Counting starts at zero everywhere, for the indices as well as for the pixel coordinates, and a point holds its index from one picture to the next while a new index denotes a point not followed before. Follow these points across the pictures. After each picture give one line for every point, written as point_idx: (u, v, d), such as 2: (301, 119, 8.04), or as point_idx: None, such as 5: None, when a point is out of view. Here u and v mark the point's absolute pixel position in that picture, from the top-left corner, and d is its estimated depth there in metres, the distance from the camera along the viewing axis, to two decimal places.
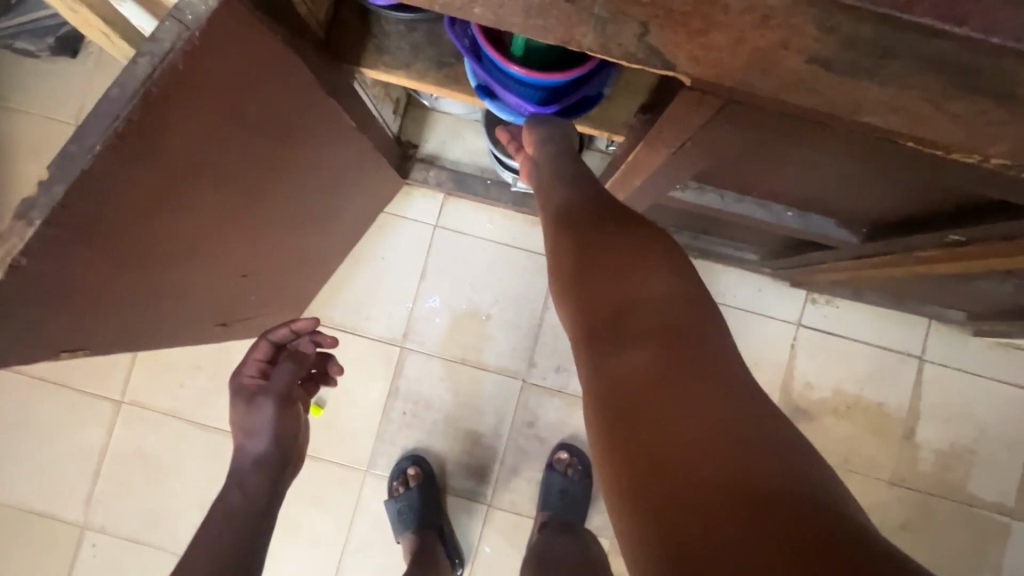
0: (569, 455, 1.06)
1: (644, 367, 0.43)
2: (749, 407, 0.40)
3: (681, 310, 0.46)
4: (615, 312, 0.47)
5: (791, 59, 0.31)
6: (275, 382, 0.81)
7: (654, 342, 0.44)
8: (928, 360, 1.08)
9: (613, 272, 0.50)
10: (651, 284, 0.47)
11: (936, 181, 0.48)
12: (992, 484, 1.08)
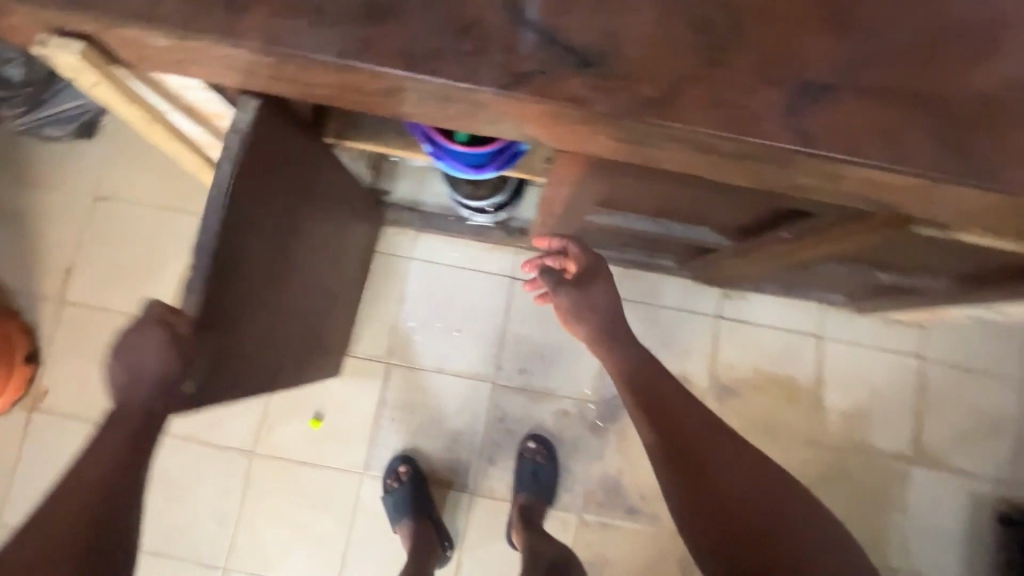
0: (536, 444, 1.24)
1: (715, 447, 0.73)
2: (760, 476, 0.71)
3: (714, 434, 0.73)
4: (703, 419, 0.77)
5: (604, 137, 0.51)
6: None
7: (721, 438, 0.74)
8: (825, 337, 1.31)
9: (672, 414, 0.75)
10: (697, 422, 0.74)
11: (744, 197, 0.70)
12: (890, 437, 1.29)
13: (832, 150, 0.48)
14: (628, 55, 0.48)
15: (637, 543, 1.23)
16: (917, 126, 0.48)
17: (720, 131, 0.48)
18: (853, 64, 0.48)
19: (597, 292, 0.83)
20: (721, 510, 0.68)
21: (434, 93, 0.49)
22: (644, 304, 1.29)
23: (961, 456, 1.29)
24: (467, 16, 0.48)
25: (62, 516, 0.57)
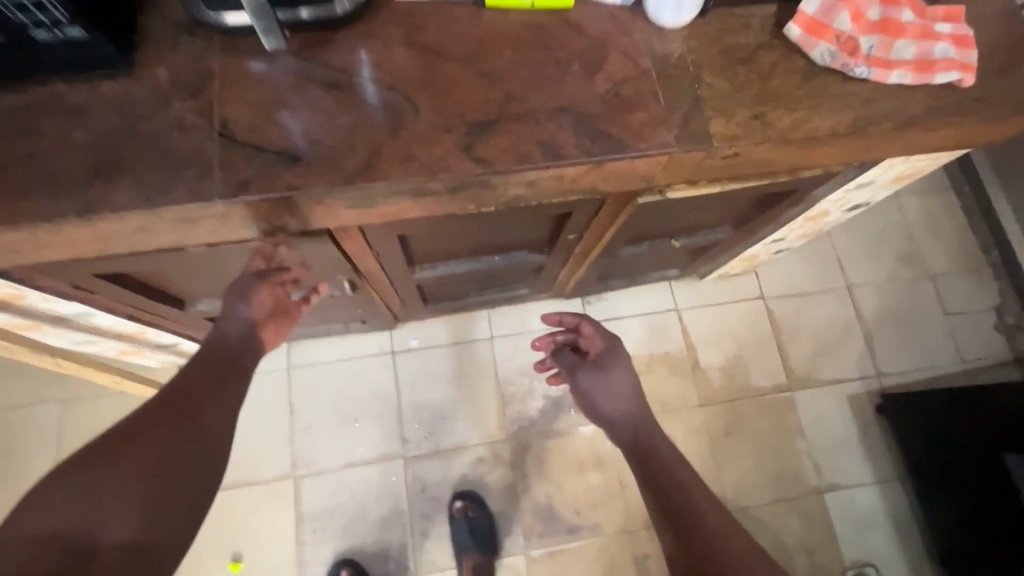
0: (463, 500, 1.25)
1: (726, 563, 0.62)
2: None
3: (733, 542, 0.64)
4: (705, 531, 0.65)
5: (338, 210, 0.62)
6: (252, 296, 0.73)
7: (735, 560, 0.62)
8: (680, 308, 1.46)
9: (684, 509, 0.68)
10: (721, 535, 0.65)
11: (509, 217, 0.83)
12: (766, 373, 1.44)
13: (508, 164, 0.61)
14: (328, 144, 0.60)
15: (590, 557, 1.26)
16: (563, 129, 0.63)
17: (419, 178, 0.60)
18: (501, 101, 0.63)
19: (618, 373, 0.86)
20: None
21: (178, 216, 0.57)
22: (517, 334, 1.39)
23: (828, 368, 1.45)
24: (187, 150, 0.58)
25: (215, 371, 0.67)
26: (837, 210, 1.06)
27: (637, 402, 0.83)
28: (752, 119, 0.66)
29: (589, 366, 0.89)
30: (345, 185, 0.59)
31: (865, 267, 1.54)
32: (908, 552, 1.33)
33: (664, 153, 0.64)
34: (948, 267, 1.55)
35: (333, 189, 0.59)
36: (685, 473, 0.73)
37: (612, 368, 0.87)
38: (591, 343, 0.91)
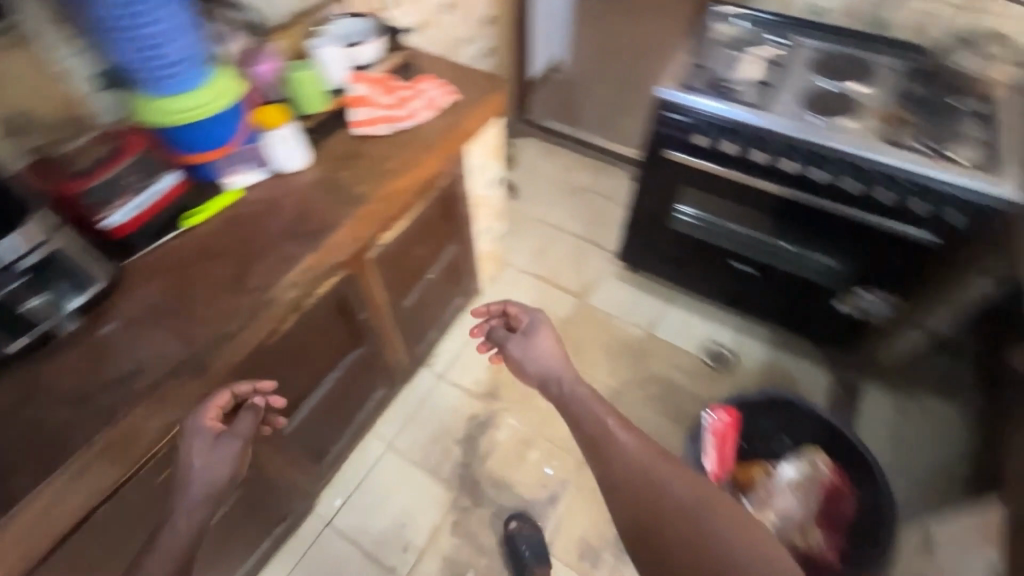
0: (517, 520, 1.45)
1: (623, 452, 0.84)
2: (679, 483, 0.78)
3: (659, 463, 0.81)
4: (602, 435, 0.87)
5: (180, 393, 0.86)
6: (239, 427, 0.85)
7: (632, 446, 0.84)
8: (485, 317, 1.90)
9: (610, 448, 0.85)
10: (626, 437, 0.85)
11: (306, 329, 1.14)
12: (563, 305, 1.93)
13: (263, 292, 0.95)
14: (147, 365, 0.86)
15: (580, 502, 1.51)
16: (279, 256, 1.00)
17: (217, 337, 0.90)
18: (235, 270, 0.98)
19: (542, 334, 1.09)
20: (654, 523, 0.75)
21: (72, 478, 0.77)
22: (405, 423, 1.67)
23: (590, 275, 2.02)
24: (50, 437, 0.78)
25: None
26: (487, 189, 1.62)
27: (557, 361, 1.04)
28: (369, 179, 1.12)
29: (517, 338, 1.12)
30: (173, 374, 0.85)
31: (555, 214, 2.20)
32: (715, 317, 1.88)
33: (340, 226, 1.04)
34: (590, 179, 2.31)
35: (166, 381, 0.85)
36: (608, 416, 0.89)
37: (536, 330, 1.10)
38: (525, 314, 1.14)
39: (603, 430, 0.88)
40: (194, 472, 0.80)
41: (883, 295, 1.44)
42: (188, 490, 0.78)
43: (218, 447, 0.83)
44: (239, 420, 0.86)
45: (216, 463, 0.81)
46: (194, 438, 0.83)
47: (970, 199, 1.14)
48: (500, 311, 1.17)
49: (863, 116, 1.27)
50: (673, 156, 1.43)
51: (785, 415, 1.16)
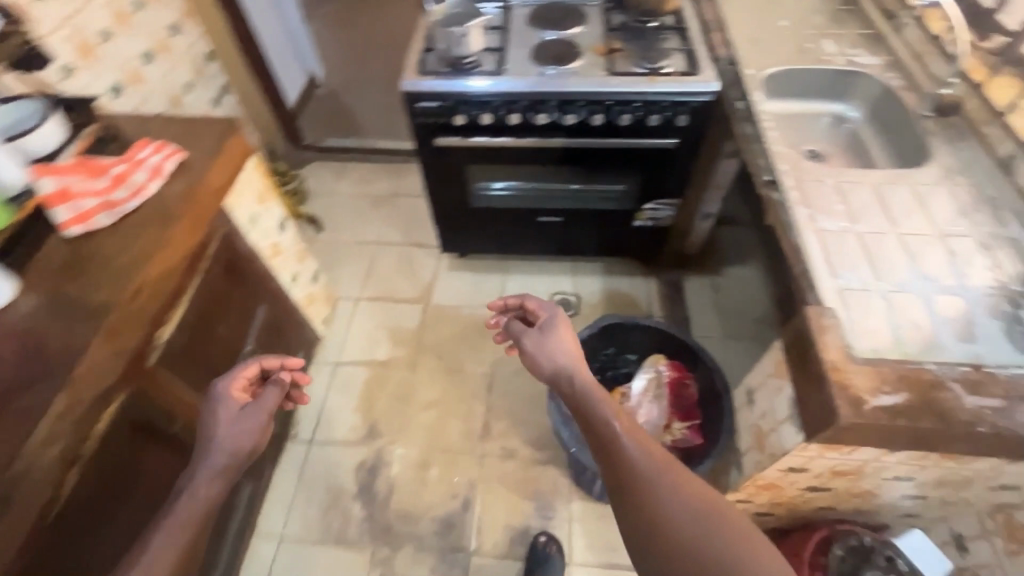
0: (545, 537, 1.41)
1: (633, 462, 0.75)
2: (685, 497, 0.71)
3: (670, 469, 0.74)
4: (611, 442, 0.78)
5: None
6: (268, 396, 0.92)
7: (645, 456, 0.76)
8: (336, 361, 1.79)
9: (614, 452, 0.77)
10: (639, 449, 0.76)
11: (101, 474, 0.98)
12: (410, 316, 1.89)
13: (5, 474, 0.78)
14: None
15: (491, 493, 1.52)
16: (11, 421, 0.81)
17: None
18: None
19: (557, 328, 0.98)
20: (670, 539, 0.68)
21: None
22: (289, 508, 1.52)
23: (425, 275, 2.00)
24: None
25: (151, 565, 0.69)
26: (277, 235, 1.48)
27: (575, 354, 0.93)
28: (106, 289, 0.95)
29: (536, 332, 0.98)
30: None
31: (371, 229, 2.13)
32: (549, 270, 1.98)
33: (83, 359, 0.88)
34: (394, 183, 2.26)
35: None
36: (618, 417, 0.80)
37: (551, 326, 0.99)
38: (542, 307, 1.05)
39: (617, 440, 0.78)
40: (228, 434, 0.85)
41: (663, 201, 1.62)
42: (208, 463, 0.81)
43: (247, 410, 0.89)
44: (265, 395, 0.92)
45: (247, 431, 0.86)
46: (219, 407, 0.88)
47: (687, 101, 1.30)
48: (517, 302, 1.09)
49: (583, 56, 1.37)
50: (443, 142, 1.43)
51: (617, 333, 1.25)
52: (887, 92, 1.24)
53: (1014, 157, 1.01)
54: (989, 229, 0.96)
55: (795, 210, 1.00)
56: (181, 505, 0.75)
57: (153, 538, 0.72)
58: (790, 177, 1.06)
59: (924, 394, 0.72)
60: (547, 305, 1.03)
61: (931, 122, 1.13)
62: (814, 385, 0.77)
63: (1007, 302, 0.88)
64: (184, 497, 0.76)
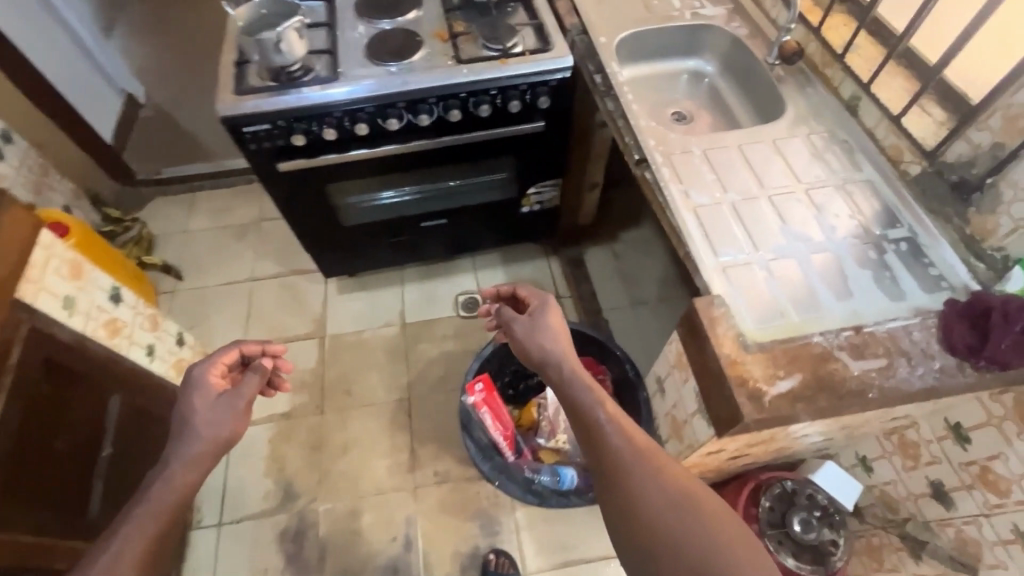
0: (496, 554, 1.37)
1: (618, 447, 0.71)
2: (667, 485, 0.67)
3: (653, 455, 0.71)
4: (596, 427, 0.74)
5: None
6: (251, 379, 0.87)
7: (631, 442, 0.72)
8: None
9: (597, 437, 0.73)
10: (625, 436, 0.72)
11: None
12: (306, 354, 1.71)
13: None
14: None
15: (430, 525, 1.44)
16: None
17: None
18: None
19: (546, 317, 0.91)
20: (650, 524, 0.65)
21: None
22: None
23: (315, 306, 1.82)
24: None
25: (112, 560, 0.64)
26: (110, 309, 1.24)
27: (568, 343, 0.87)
28: None
29: (522, 321, 0.92)
30: None
31: (242, 266, 1.89)
32: (447, 270, 1.88)
33: None
34: (261, 210, 2.02)
35: None
36: (603, 403, 0.76)
37: (542, 313, 0.92)
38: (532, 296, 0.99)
39: (604, 424, 0.74)
40: (200, 425, 0.79)
41: (545, 183, 1.55)
42: (182, 455, 0.75)
43: (225, 397, 0.83)
44: (245, 384, 0.85)
45: (222, 421, 0.80)
46: (197, 391, 0.83)
47: (545, 81, 1.21)
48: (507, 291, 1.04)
49: (426, 45, 1.23)
50: (290, 166, 1.24)
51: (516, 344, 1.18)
52: (735, 43, 1.22)
53: (858, 97, 1.02)
54: (846, 175, 0.98)
55: (669, 189, 0.96)
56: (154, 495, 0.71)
57: (120, 528, 0.67)
58: (659, 152, 1.02)
59: (816, 372, 0.72)
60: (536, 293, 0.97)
61: (780, 71, 1.13)
62: (716, 384, 0.75)
63: (872, 247, 0.89)
64: (158, 485, 0.72)
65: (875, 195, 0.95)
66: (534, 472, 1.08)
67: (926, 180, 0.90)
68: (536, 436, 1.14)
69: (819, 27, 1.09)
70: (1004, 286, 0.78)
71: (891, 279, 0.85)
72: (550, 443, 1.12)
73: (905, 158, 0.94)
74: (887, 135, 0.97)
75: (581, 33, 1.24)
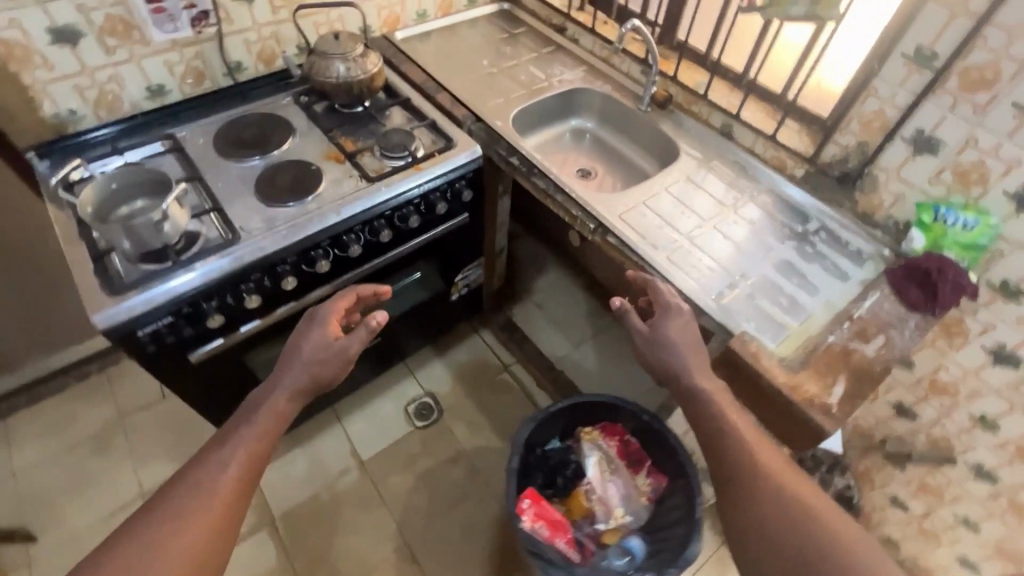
0: None
1: (737, 453, 0.74)
2: (787, 499, 0.67)
3: (761, 447, 0.74)
4: (715, 428, 0.78)
5: None
6: (359, 332, 0.85)
7: (751, 450, 0.74)
8: None
9: (719, 443, 0.76)
10: (746, 443, 0.75)
11: None
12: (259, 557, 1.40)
13: None
14: None
15: None
16: None
17: None
18: None
19: (666, 329, 0.86)
20: (754, 510, 0.68)
21: None
22: None
23: None
24: None
25: (229, 458, 0.71)
26: None
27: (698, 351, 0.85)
28: None
29: (645, 331, 0.88)
30: None
31: (123, 484, 1.46)
32: (384, 385, 1.71)
33: None
34: (116, 405, 1.58)
35: None
36: (724, 410, 0.79)
37: (664, 321, 0.87)
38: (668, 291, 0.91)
39: (722, 425, 0.78)
40: (306, 363, 0.84)
41: (468, 267, 1.52)
42: (292, 383, 0.82)
43: (335, 341, 0.86)
44: (356, 332, 0.86)
45: (330, 353, 0.85)
46: (312, 326, 0.89)
47: (461, 176, 1.18)
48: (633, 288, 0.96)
49: (325, 171, 1.12)
50: (203, 355, 1.02)
51: (534, 443, 1.13)
52: (605, 98, 1.37)
53: (729, 125, 1.21)
54: (752, 189, 1.15)
55: (637, 245, 1.03)
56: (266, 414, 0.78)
57: (241, 429, 0.75)
58: (608, 215, 1.08)
59: (848, 367, 0.82)
60: (657, 294, 0.90)
61: (654, 114, 1.29)
62: (783, 411, 0.81)
63: (805, 242, 1.06)
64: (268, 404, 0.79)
65: (781, 198, 1.13)
66: (606, 561, 1.05)
67: (814, 178, 1.10)
68: (595, 522, 1.10)
69: (674, 74, 1.28)
70: (909, 247, 0.97)
71: (833, 263, 1.02)
72: (610, 523, 1.09)
73: (788, 165, 1.14)
74: (767, 149, 1.16)
75: (474, 121, 1.26)
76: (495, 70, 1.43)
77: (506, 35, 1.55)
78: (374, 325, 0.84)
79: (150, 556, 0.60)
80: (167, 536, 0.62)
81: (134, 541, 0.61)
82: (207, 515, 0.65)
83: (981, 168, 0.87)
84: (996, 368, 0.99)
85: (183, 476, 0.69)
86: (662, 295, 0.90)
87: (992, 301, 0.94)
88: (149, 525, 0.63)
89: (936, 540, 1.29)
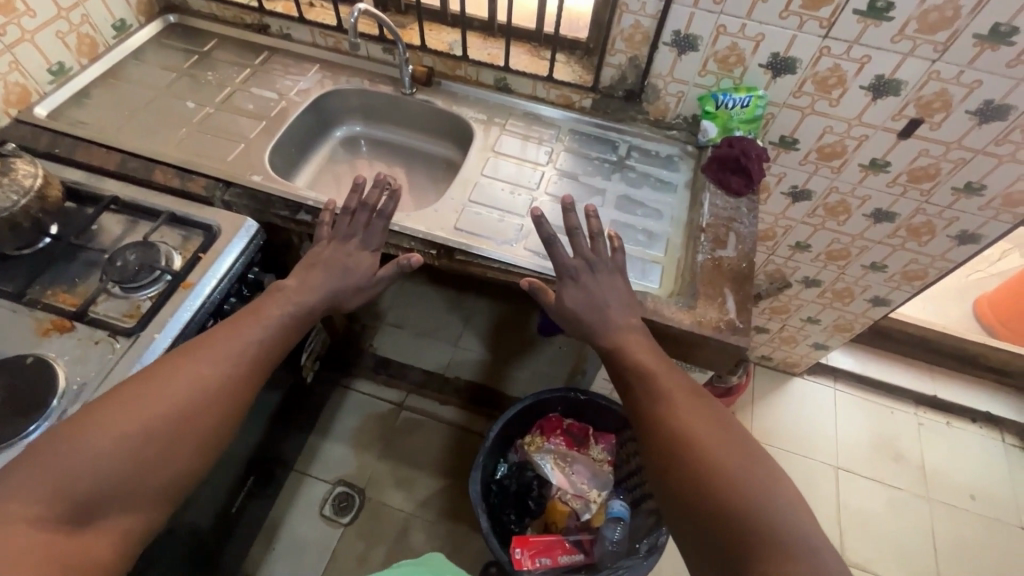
0: None
1: (661, 389, 0.70)
2: (707, 432, 0.64)
3: (682, 399, 0.69)
4: (637, 369, 0.73)
5: None
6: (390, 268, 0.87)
7: (675, 387, 0.70)
8: None
9: (643, 385, 0.72)
10: (668, 378, 0.72)
11: None
12: None
13: None
14: None
15: None
16: None
17: None
18: None
19: (569, 298, 0.81)
20: (682, 452, 0.63)
21: None
22: None
23: None
24: None
25: (253, 332, 0.74)
26: None
27: (625, 300, 0.81)
28: None
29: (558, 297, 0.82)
30: None
31: None
32: (281, 508, 1.44)
33: None
34: None
35: None
36: (641, 356, 0.75)
37: (570, 287, 0.82)
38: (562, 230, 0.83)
39: (636, 371, 0.73)
40: (333, 276, 0.84)
41: (309, 341, 1.26)
42: (326, 287, 0.83)
43: (359, 265, 0.87)
44: (391, 267, 0.87)
45: (360, 279, 0.86)
46: (351, 239, 0.88)
47: (247, 265, 0.91)
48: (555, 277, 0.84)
49: (53, 356, 0.77)
50: None
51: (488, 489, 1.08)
52: (361, 94, 1.17)
53: (504, 78, 1.12)
54: (555, 136, 1.11)
55: (519, 261, 0.91)
56: (291, 316, 0.78)
57: (263, 319, 0.76)
58: (443, 232, 0.95)
59: (726, 277, 0.86)
60: (560, 263, 0.83)
61: (423, 94, 1.15)
62: (696, 346, 0.83)
63: (626, 169, 1.06)
64: (294, 309, 0.79)
65: (585, 134, 1.11)
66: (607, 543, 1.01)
67: (603, 103, 1.09)
68: (578, 516, 1.05)
69: (423, 43, 1.12)
70: (705, 139, 1.02)
71: (656, 179, 1.04)
72: (593, 508, 1.05)
73: (575, 100, 1.11)
74: (549, 91, 1.11)
75: (224, 188, 0.97)
76: (209, 108, 1.10)
77: (195, 57, 1.19)
78: (405, 264, 0.85)
79: (148, 401, 0.62)
80: (176, 387, 0.64)
81: (143, 381, 0.64)
82: (213, 377, 0.67)
83: (737, 51, 0.93)
84: (796, 205, 1.16)
85: (200, 346, 0.69)
86: (565, 258, 0.83)
87: (778, 155, 1.07)
88: (162, 373, 0.65)
89: (794, 342, 1.57)
